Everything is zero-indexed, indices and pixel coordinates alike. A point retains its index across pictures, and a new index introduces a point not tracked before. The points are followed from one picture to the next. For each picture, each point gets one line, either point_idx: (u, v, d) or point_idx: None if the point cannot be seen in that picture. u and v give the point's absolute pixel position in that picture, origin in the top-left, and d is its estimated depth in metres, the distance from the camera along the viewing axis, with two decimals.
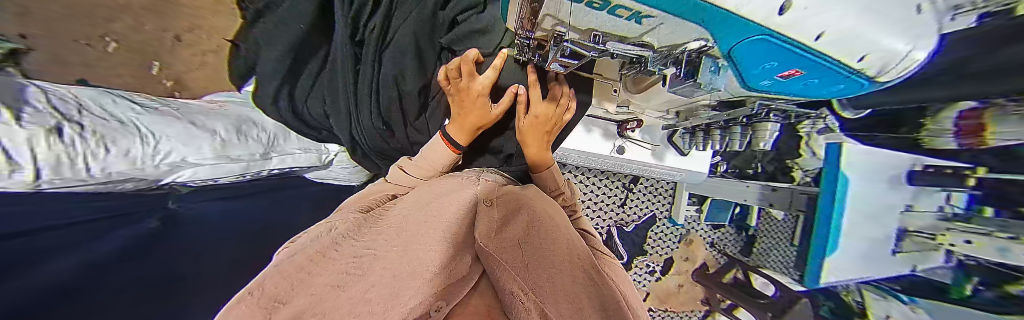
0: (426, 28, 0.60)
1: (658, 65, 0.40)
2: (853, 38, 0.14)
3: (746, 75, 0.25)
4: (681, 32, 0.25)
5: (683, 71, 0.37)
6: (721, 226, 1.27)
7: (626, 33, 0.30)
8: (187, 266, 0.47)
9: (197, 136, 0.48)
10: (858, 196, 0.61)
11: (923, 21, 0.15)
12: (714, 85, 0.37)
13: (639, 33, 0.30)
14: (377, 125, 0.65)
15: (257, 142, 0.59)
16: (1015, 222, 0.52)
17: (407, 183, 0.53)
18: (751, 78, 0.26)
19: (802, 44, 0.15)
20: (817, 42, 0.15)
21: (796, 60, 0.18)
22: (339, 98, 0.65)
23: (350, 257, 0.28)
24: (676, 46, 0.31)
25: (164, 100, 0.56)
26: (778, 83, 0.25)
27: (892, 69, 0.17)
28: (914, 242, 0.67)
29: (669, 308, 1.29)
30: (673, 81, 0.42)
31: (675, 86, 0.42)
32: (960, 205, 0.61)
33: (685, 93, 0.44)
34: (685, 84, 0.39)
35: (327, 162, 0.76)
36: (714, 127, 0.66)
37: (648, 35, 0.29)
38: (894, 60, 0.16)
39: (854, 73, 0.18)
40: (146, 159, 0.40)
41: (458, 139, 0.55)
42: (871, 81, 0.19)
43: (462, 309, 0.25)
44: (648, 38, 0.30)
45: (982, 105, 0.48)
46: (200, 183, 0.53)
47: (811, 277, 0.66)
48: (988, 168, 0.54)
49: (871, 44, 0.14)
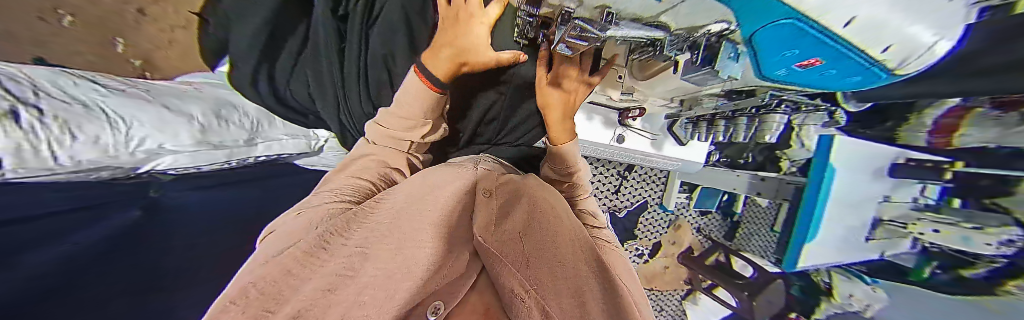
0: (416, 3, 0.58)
1: (672, 51, 0.39)
2: (882, 25, 0.17)
3: (771, 59, 0.30)
4: (702, 12, 0.28)
5: (700, 57, 0.37)
6: (709, 212, 1.33)
7: (644, 12, 0.32)
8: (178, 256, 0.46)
9: (172, 121, 0.45)
10: (841, 186, 0.63)
11: (958, 7, 0.17)
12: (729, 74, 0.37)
13: (656, 13, 0.32)
14: (366, 110, 0.62)
15: (239, 128, 0.57)
16: (982, 213, 0.57)
17: (389, 132, 0.49)
18: (774, 64, 0.31)
19: (834, 28, 0.18)
20: (846, 27, 0.17)
21: (829, 50, 0.21)
22: (325, 81, 0.61)
23: (341, 258, 0.25)
24: (694, 28, 0.33)
25: (131, 80, 0.52)
26: (797, 72, 0.30)
27: (917, 60, 0.21)
28: (886, 230, 0.70)
29: (655, 287, 1.38)
30: (687, 68, 0.41)
31: (688, 74, 0.41)
32: (933, 196, 0.65)
33: (697, 81, 0.43)
34: (700, 71, 0.38)
35: (316, 148, 0.74)
36: (718, 117, 0.70)
37: (665, 14, 0.31)
38: (919, 51, 0.19)
39: (880, 62, 0.21)
40: (120, 146, 0.37)
41: (437, 73, 0.46)
42: (891, 73, 0.23)
43: (459, 308, 0.26)
44: (664, 18, 0.32)
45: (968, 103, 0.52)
46: (181, 171, 0.51)
47: (789, 261, 0.70)
48: (965, 162, 0.58)
49: (901, 33, 0.17)
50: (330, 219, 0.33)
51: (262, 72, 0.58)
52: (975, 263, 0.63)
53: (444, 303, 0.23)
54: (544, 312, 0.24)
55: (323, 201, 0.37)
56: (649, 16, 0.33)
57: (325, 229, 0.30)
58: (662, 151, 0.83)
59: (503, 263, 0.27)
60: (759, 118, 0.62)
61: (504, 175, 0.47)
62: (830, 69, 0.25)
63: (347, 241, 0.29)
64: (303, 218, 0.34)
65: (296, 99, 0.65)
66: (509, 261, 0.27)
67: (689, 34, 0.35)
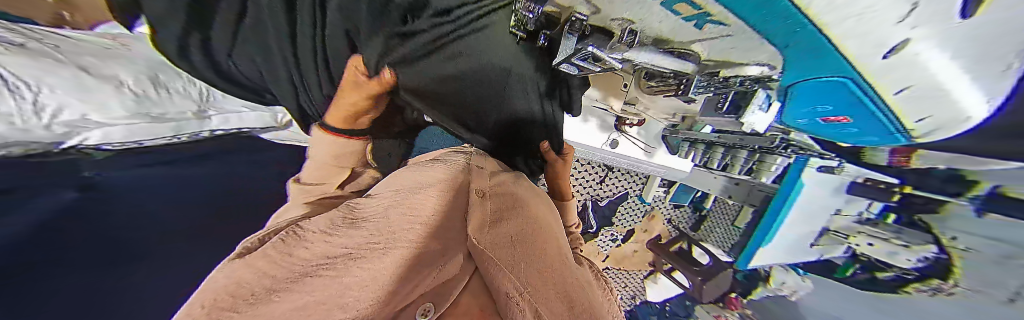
0: None
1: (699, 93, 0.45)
2: (918, 101, 0.27)
3: (796, 111, 0.42)
4: (745, 47, 0.32)
5: (730, 103, 0.45)
6: (681, 205, 1.41)
7: (673, 36, 0.35)
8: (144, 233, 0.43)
9: (93, 89, 0.41)
10: (804, 201, 0.68)
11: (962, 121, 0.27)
12: (752, 127, 0.44)
13: (690, 39, 0.34)
14: (329, 94, 0.54)
15: (184, 97, 0.53)
16: (908, 230, 0.66)
17: (315, 180, 0.50)
18: (799, 115, 0.43)
19: (889, 96, 0.28)
20: (898, 95, 0.27)
21: (855, 108, 0.32)
22: (275, 56, 0.49)
23: (321, 260, 0.22)
24: (725, 63, 0.38)
25: (18, 27, 0.40)
26: (813, 122, 0.44)
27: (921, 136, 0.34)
28: (830, 238, 0.82)
29: (622, 267, 1.52)
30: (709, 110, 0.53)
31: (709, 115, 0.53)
32: (874, 212, 0.74)
33: (715, 123, 0.55)
34: (725, 116, 0.47)
35: (284, 122, 0.70)
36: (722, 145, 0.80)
37: (698, 43, 0.34)
38: (939, 129, 0.30)
39: (901, 131, 0.34)
40: (27, 117, 0.35)
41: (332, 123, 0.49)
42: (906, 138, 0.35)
43: (451, 310, 0.21)
44: (696, 46, 0.35)
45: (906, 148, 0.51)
46: (118, 145, 0.47)
47: (743, 260, 0.80)
48: (913, 186, 0.62)
49: (927, 115, 0.28)
50: (311, 224, 0.31)
51: (194, 43, 0.47)
52: (887, 268, 0.73)
53: (436, 306, 0.20)
54: (536, 313, 0.20)
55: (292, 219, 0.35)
56: (679, 41, 0.35)
57: (308, 231, 0.28)
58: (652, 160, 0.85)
59: (498, 265, 0.24)
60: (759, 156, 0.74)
61: (496, 176, 0.48)
62: (852, 126, 0.38)
63: (329, 240, 0.26)
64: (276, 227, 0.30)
65: (242, 75, 0.53)
66: (505, 262, 0.25)
67: (718, 68, 0.40)
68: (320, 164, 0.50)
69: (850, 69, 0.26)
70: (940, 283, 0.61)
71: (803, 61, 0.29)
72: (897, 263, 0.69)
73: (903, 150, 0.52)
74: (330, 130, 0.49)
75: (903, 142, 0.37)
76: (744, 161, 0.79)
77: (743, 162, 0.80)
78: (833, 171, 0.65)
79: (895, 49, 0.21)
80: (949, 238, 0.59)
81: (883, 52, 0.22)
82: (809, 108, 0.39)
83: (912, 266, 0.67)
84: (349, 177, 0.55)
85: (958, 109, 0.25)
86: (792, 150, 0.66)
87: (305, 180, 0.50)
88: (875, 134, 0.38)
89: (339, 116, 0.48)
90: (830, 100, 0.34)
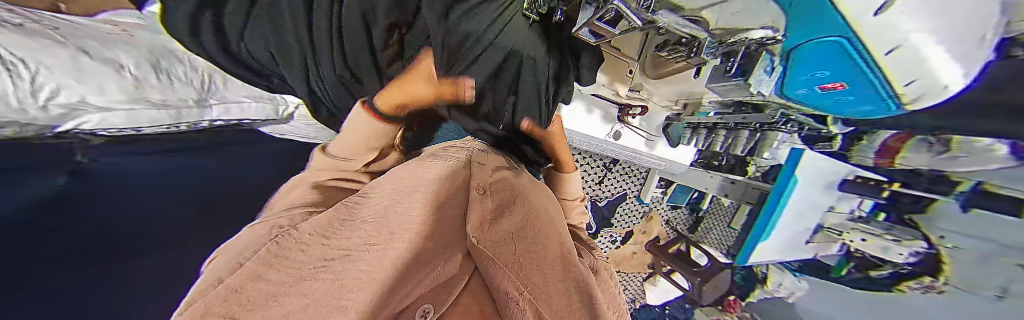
0: None
1: (712, 54, 0.42)
2: (906, 61, 0.24)
3: (795, 79, 0.39)
4: (756, 7, 0.30)
5: (737, 67, 0.45)
6: (679, 206, 1.42)
7: (686, 1, 0.33)
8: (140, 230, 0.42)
9: (94, 73, 0.39)
10: (798, 198, 0.69)
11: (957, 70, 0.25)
12: (758, 87, 0.46)
13: (701, 5, 0.33)
14: (341, 74, 0.51)
15: (184, 83, 0.50)
16: (902, 226, 0.68)
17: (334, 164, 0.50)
18: (796, 85, 0.40)
19: (879, 55, 0.25)
20: (887, 55, 0.24)
21: (846, 71, 0.30)
22: (287, 33, 0.45)
23: (320, 261, 0.21)
24: (737, 30, 0.36)
25: (27, 12, 0.40)
26: (811, 94, 0.40)
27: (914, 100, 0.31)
28: (824, 235, 0.80)
29: (622, 269, 1.52)
30: (714, 77, 0.53)
31: (715, 82, 0.54)
32: (866, 209, 0.75)
33: (723, 92, 0.56)
34: (732, 80, 0.48)
35: (286, 115, 0.67)
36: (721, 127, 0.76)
37: (709, 9, 0.33)
38: (932, 89, 0.28)
39: (894, 97, 0.31)
40: (23, 98, 0.33)
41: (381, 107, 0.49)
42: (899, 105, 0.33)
43: (451, 311, 0.21)
44: (708, 12, 0.34)
45: (900, 134, 0.54)
46: (113, 133, 0.46)
47: (742, 257, 0.79)
48: (901, 183, 0.64)
49: (927, 75, 0.25)
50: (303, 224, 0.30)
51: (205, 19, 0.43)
52: (882, 266, 0.74)
53: (435, 306, 0.19)
54: (537, 312, 0.20)
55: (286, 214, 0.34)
56: (690, 7, 0.34)
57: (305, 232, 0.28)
58: (653, 151, 0.86)
59: (498, 265, 0.24)
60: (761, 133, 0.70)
61: (497, 172, 0.48)
62: (846, 95, 0.36)
63: (327, 243, 0.25)
64: (265, 230, 0.29)
65: (253, 57, 0.50)
66: (504, 261, 0.25)
67: (730, 35, 0.37)
68: (353, 143, 0.49)
69: (841, 24, 0.24)
70: (930, 280, 0.65)
71: (806, 18, 0.27)
72: (889, 258, 0.69)
73: (896, 137, 0.56)
74: (376, 113, 0.49)
75: (898, 111, 0.35)
76: (746, 141, 0.75)
77: (747, 140, 0.75)
78: (829, 162, 0.66)
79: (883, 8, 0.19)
80: (937, 237, 0.62)
81: (871, 10, 0.20)
82: (807, 76, 0.37)
83: (906, 261, 0.68)
84: (377, 158, 0.58)
85: (958, 59, 0.23)
86: (795, 126, 0.63)
87: (331, 152, 0.51)
88: (872, 101, 0.34)
89: (391, 103, 0.50)
90: (829, 63, 0.30)
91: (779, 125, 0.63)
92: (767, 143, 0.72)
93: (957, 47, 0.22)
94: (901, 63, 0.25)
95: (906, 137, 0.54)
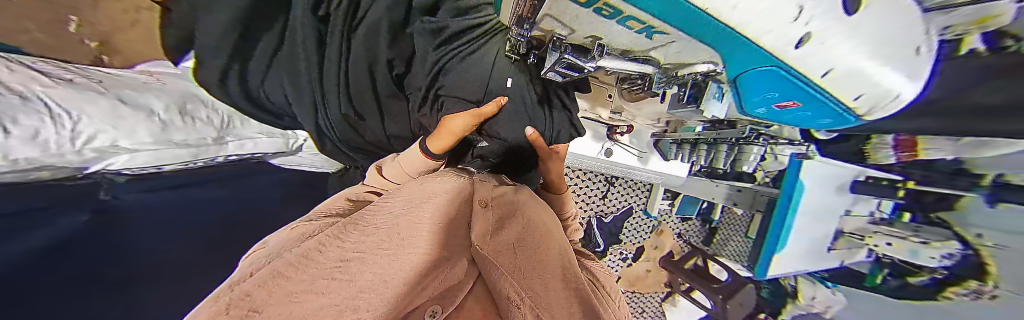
0: (399, 17, 0.46)
1: (663, 87, 0.41)
2: (853, 78, 0.20)
3: (749, 102, 0.33)
4: (690, 53, 0.26)
5: (688, 94, 0.44)
6: (688, 218, 1.37)
7: (633, 46, 0.29)
8: (149, 267, 0.44)
9: (125, 117, 0.43)
10: (809, 202, 0.65)
11: (885, 68, 0.20)
12: (711, 112, 0.43)
13: (647, 47, 0.28)
14: (346, 113, 0.55)
15: (207, 124, 0.54)
16: (928, 228, 0.63)
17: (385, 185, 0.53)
18: (751, 105, 0.34)
19: (814, 79, 0.21)
20: (825, 77, 0.20)
21: (799, 95, 0.25)
22: (302, 79, 0.51)
23: (337, 261, 0.22)
24: (682, 65, 0.31)
25: (70, 66, 0.46)
26: (771, 112, 0.35)
27: (875, 111, 0.26)
28: (847, 242, 0.73)
29: (637, 290, 1.42)
30: (676, 104, 0.50)
31: (677, 108, 0.50)
32: (886, 211, 0.70)
33: (683, 115, 0.54)
34: (687, 107, 0.46)
35: (295, 147, 0.71)
36: (702, 142, 0.74)
37: (654, 50, 0.29)
38: (882, 101, 0.24)
39: (851, 111, 0.26)
40: (63, 143, 0.36)
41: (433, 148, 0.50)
42: (856, 118, 0.29)
43: (457, 312, 0.24)
44: (654, 53, 0.29)
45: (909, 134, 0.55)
46: (138, 171, 0.49)
47: (760, 270, 0.73)
48: (916, 181, 0.63)
49: (872, 89, 0.22)
50: (326, 228, 0.31)
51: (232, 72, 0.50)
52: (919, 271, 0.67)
53: (444, 307, 0.22)
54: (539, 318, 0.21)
55: (294, 226, 0.35)
56: (639, 50, 0.30)
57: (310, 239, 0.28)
58: (647, 166, 0.87)
59: (501, 271, 0.25)
60: (738, 147, 0.65)
61: (499, 188, 0.49)
62: (805, 111, 0.30)
63: (343, 245, 0.25)
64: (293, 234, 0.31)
65: (268, 99, 0.56)
66: (507, 268, 0.26)
67: (677, 70, 0.33)
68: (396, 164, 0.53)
69: (774, 60, 0.19)
70: (978, 285, 0.55)
71: (733, 55, 0.22)
72: (923, 263, 0.64)
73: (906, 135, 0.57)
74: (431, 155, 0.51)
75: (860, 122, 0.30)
76: (726, 156, 0.70)
77: (727, 155, 0.70)
78: (836, 164, 0.64)
79: (811, 38, 0.16)
80: (974, 235, 0.56)
81: (796, 43, 0.16)
82: (759, 98, 0.31)
83: (939, 265, 0.62)
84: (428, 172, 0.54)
85: (891, 72, 0.20)
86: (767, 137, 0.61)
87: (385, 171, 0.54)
88: (827, 117, 0.29)
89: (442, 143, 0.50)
90: (776, 88, 0.26)
91: (753, 138, 0.60)
92: (748, 157, 0.66)
93: (895, 56, 0.19)
94: (892, 83, 0.21)
95: (913, 136, 0.55)
